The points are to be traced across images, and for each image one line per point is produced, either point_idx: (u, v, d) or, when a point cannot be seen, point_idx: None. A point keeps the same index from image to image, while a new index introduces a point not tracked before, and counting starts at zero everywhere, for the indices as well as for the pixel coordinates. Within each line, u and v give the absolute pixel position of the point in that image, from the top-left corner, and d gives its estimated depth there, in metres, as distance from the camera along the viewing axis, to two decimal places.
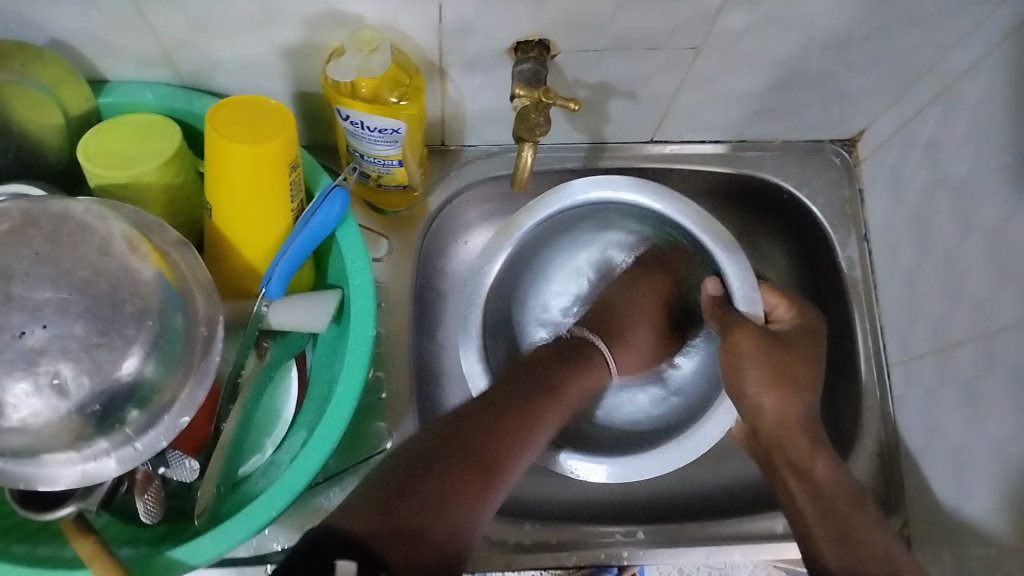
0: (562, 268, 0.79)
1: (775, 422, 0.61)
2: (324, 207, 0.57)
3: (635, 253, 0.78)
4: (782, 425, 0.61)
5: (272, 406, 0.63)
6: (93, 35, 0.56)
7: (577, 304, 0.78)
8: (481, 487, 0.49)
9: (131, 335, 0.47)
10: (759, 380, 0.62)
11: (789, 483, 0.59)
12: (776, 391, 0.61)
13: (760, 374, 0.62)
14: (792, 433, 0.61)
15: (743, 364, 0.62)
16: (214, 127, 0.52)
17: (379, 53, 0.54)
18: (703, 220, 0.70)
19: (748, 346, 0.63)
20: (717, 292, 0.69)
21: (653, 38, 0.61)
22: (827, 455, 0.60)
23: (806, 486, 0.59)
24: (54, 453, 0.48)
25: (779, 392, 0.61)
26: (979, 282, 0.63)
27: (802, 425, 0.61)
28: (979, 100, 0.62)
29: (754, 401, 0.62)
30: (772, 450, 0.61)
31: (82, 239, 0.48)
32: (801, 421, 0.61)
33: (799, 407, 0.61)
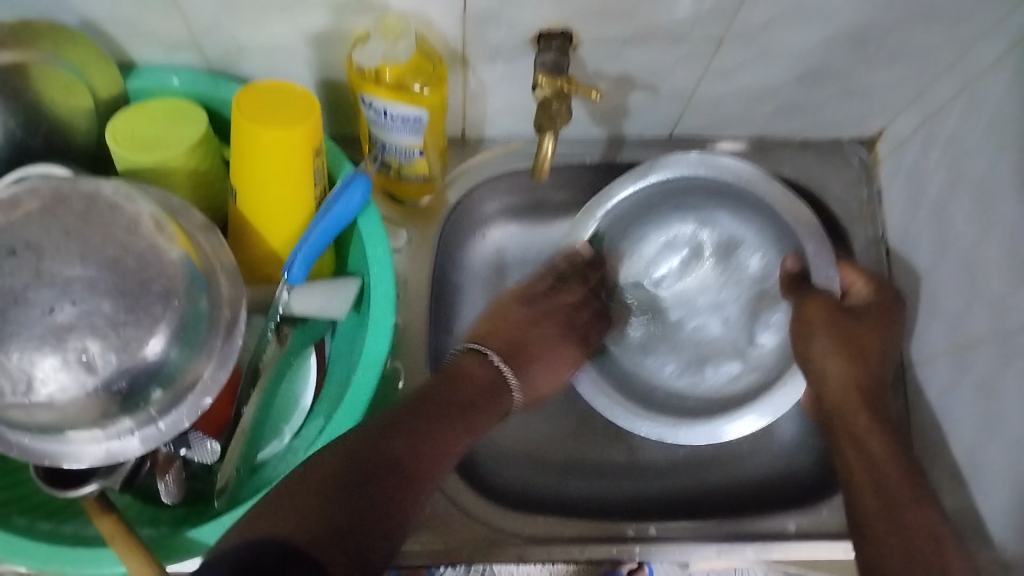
0: (654, 242, 0.77)
1: (838, 389, 0.63)
2: (347, 194, 0.58)
3: (726, 232, 0.75)
4: (845, 395, 0.62)
5: (291, 393, 0.64)
6: (124, 18, 0.57)
7: (670, 279, 0.77)
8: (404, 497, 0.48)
9: (157, 314, 0.48)
10: (834, 356, 0.63)
11: (846, 456, 0.60)
12: (842, 356, 0.63)
13: (828, 340, 0.64)
14: (853, 403, 0.62)
15: (817, 330, 0.64)
16: (241, 110, 0.53)
17: (404, 40, 0.55)
18: (787, 200, 0.68)
19: (817, 312, 0.65)
20: (795, 269, 0.69)
21: (675, 30, 0.61)
22: (885, 432, 0.61)
23: (863, 457, 0.59)
24: (79, 430, 0.49)
25: (843, 357, 0.63)
26: (996, 284, 0.63)
27: (864, 393, 0.62)
28: (998, 99, 0.63)
29: (818, 367, 0.64)
30: (833, 418, 0.62)
31: (111, 218, 0.49)
32: (864, 389, 0.63)
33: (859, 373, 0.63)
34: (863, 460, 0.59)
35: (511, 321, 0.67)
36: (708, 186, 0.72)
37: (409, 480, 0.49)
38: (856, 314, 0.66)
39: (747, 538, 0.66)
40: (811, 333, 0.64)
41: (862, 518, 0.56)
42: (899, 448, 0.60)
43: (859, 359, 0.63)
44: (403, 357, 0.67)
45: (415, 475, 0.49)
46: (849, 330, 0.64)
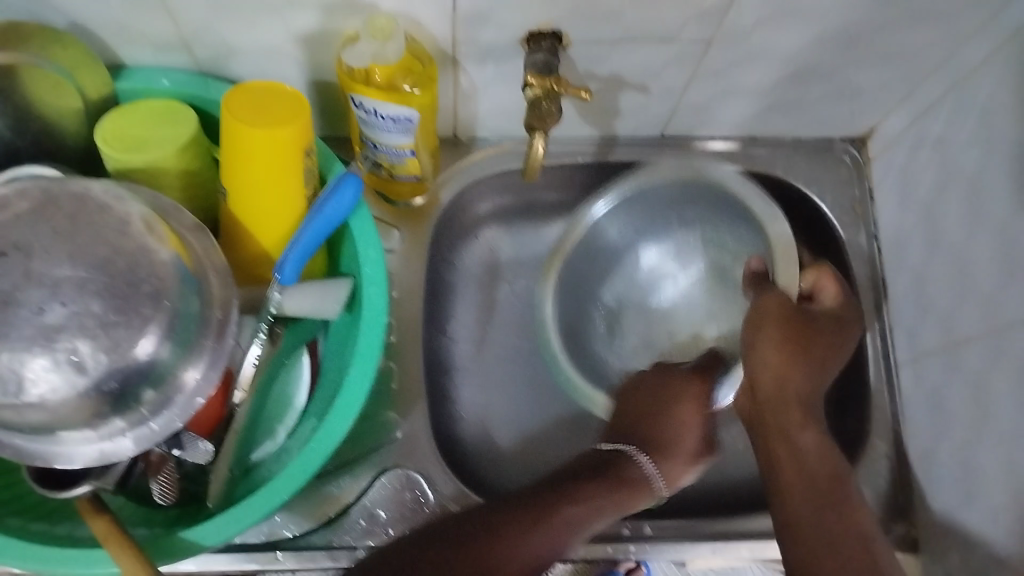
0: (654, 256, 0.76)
1: (774, 389, 0.61)
2: (338, 193, 0.58)
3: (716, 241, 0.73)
4: (781, 391, 0.61)
5: (284, 394, 0.63)
6: (115, 20, 0.57)
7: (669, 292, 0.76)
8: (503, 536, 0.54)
9: (148, 314, 0.48)
10: (784, 360, 0.62)
11: (779, 455, 0.60)
12: (784, 357, 0.62)
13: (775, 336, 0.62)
14: (787, 403, 0.61)
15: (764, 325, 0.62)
16: (231, 111, 0.53)
17: (393, 41, 0.55)
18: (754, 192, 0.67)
19: (772, 310, 0.62)
20: (758, 268, 0.65)
21: (665, 31, 0.61)
22: (818, 431, 0.61)
23: (796, 467, 0.59)
24: (70, 431, 0.48)
25: (786, 357, 0.62)
26: (986, 279, 0.63)
27: (799, 397, 0.62)
28: (987, 96, 0.63)
29: (758, 363, 0.62)
30: (765, 417, 0.62)
31: (101, 219, 0.49)
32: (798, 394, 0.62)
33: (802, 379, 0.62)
34: (796, 463, 0.59)
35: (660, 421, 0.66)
36: (695, 193, 0.71)
37: (492, 533, 0.54)
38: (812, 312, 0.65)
39: (742, 536, 0.66)
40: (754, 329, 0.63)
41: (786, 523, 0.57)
42: (829, 444, 0.61)
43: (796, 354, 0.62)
44: (397, 358, 0.67)
45: (499, 532, 0.54)
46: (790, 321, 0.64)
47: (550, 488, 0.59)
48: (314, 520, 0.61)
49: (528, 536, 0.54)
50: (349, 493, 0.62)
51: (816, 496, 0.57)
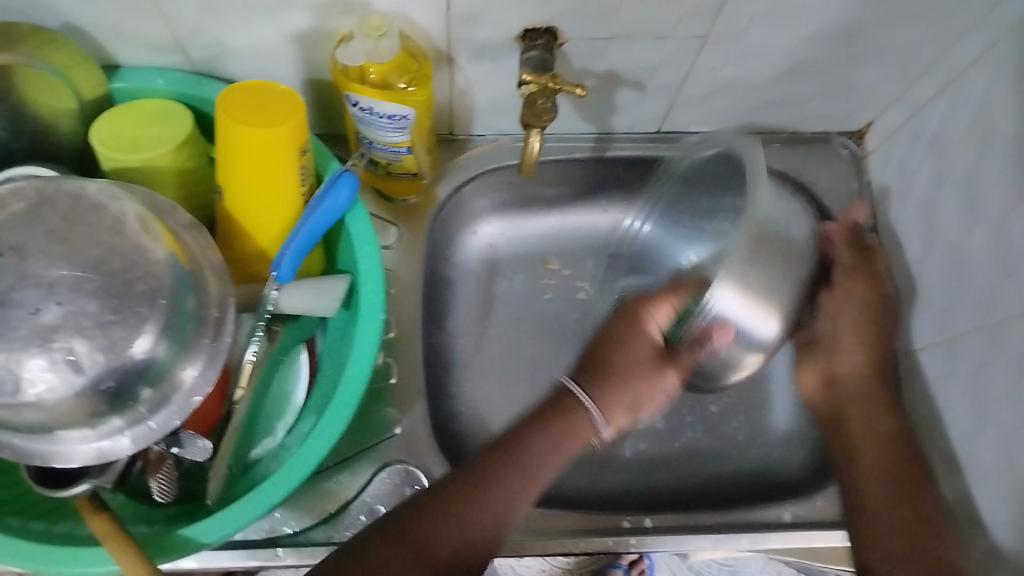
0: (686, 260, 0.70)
1: (859, 375, 0.67)
2: (333, 193, 0.58)
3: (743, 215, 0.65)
4: (860, 378, 0.67)
5: (282, 392, 0.64)
6: (110, 22, 0.57)
7: None
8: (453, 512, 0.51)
9: (144, 313, 0.48)
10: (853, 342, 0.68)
11: (852, 436, 0.65)
12: (863, 346, 0.68)
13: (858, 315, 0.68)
14: (866, 390, 0.67)
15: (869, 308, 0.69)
16: (226, 110, 0.53)
17: (388, 38, 0.55)
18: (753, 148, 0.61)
19: (862, 294, 0.69)
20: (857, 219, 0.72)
21: (659, 27, 0.61)
22: (896, 419, 0.65)
23: (870, 440, 0.64)
24: (68, 430, 0.49)
25: (865, 346, 0.68)
26: (984, 272, 0.63)
27: (875, 384, 0.67)
28: (985, 89, 0.63)
29: (844, 346, 0.68)
30: (845, 405, 0.67)
31: (97, 219, 0.49)
32: (868, 381, 0.67)
33: (862, 365, 0.68)
34: (877, 445, 0.63)
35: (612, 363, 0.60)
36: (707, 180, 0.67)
37: (445, 508, 0.52)
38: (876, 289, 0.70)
39: (743, 528, 0.66)
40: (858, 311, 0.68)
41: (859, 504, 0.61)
42: (907, 432, 0.65)
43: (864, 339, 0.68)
44: (394, 353, 0.68)
45: (452, 505, 0.52)
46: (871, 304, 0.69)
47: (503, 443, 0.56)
48: (314, 516, 0.61)
49: (477, 511, 0.52)
50: (348, 489, 0.63)
51: (894, 477, 0.61)
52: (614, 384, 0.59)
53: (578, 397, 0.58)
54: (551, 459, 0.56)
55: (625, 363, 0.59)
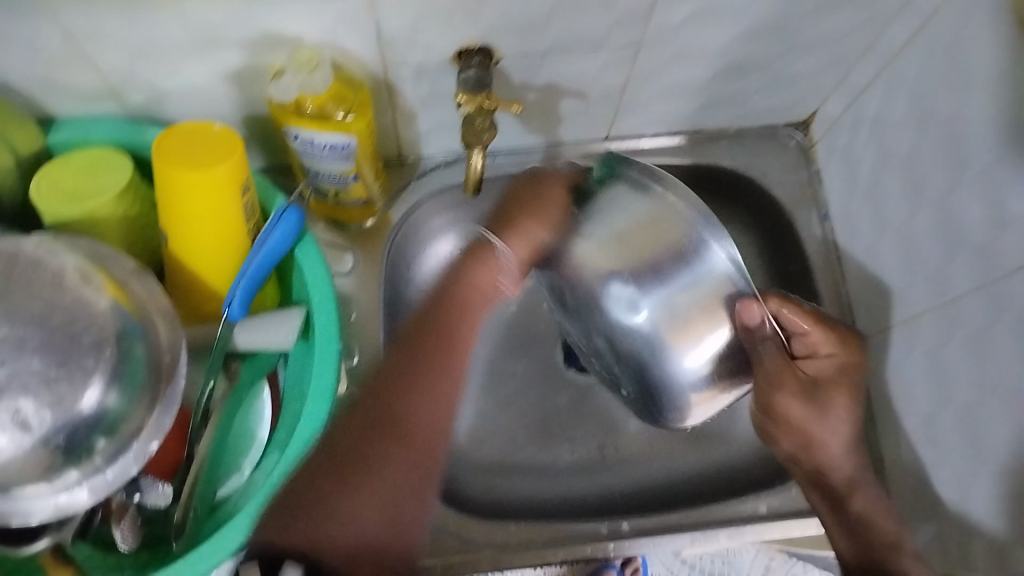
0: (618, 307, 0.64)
1: (843, 462, 0.65)
2: (280, 226, 0.58)
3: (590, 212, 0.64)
4: (843, 463, 0.65)
5: (245, 427, 0.64)
6: (38, 75, 0.56)
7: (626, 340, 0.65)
8: (358, 472, 0.52)
9: (90, 366, 0.48)
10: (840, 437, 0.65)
11: (824, 515, 0.64)
12: (845, 431, 0.65)
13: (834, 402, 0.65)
14: (846, 470, 0.65)
15: (844, 381, 0.66)
16: (163, 155, 0.53)
17: (320, 70, 0.54)
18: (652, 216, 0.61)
19: (790, 381, 0.64)
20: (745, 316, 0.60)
21: (591, 37, 0.61)
22: (870, 491, 0.65)
23: (838, 519, 0.64)
24: (25, 487, 0.48)
25: (847, 434, 0.65)
26: (934, 256, 0.63)
27: (856, 463, 0.65)
28: (922, 73, 0.63)
29: (785, 423, 0.65)
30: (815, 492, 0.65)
31: (34, 276, 0.49)
32: (852, 472, 0.65)
33: (851, 463, 0.65)
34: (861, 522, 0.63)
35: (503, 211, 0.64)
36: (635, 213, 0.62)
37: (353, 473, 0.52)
38: (823, 399, 0.65)
39: (720, 524, 0.67)
40: (820, 393, 0.65)
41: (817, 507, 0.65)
42: (880, 502, 0.64)
43: (847, 427, 0.66)
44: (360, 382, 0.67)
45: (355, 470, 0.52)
46: (841, 381, 0.66)
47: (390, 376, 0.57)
48: None
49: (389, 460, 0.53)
50: None
51: (866, 531, 0.62)
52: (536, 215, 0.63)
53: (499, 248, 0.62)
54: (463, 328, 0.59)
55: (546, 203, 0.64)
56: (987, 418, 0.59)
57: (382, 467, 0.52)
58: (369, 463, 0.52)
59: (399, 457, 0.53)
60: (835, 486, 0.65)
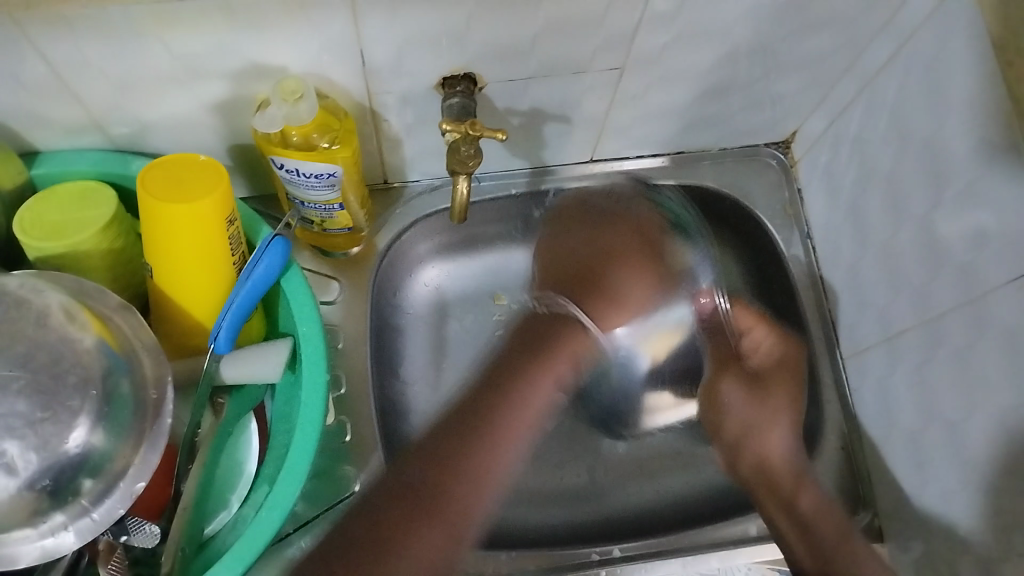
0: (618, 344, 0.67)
1: (754, 467, 0.68)
2: (266, 258, 0.57)
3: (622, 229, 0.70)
4: (773, 464, 0.67)
5: (234, 460, 0.63)
6: (20, 107, 0.56)
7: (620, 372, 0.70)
8: (421, 521, 0.52)
9: (76, 406, 0.47)
10: (773, 432, 0.68)
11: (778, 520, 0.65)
12: (784, 437, 0.68)
13: (740, 396, 0.70)
14: (781, 475, 0.66)
15: (770, 382, 0.70)
16: (146, 189, 0.52)
17: (305, 100, 0.54)
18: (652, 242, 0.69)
19: (727, 382, 0.70)
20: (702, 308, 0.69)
21: (576, 63, 0.62)
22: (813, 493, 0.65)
23: (793, 523, 0.64)
24: (11, 532, 0.47)
25: (785, 436, 0.68)
26: (916, 273, 0.64)
27: (789, 469, 0.66)
28: (900, 93, 0.64)
29: (734, 422, 0.70)
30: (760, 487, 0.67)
31: (17, 313, 0.48)
32: (795, 466, 0.66)
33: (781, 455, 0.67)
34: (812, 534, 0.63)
35: (569, 254, 0.69)
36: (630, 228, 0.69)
37: (419, 511, 0.52)
38: (763, 393, 0.69)
39: (711, 547, 0.66)
40: (730, 375, 0.70)
41: (765, 505, 0.66)
42: (827, 503, 0.65)
43: (783, 419, 0.68)
44: (348, 412, 0.66)
45: (416, 514, 0.52)
46: (767, 381, 0.70)
47: (464, 423, 0.57)
48: None
49: (441, 516, 0.53)
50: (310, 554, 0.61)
51: (819, 533, 0.63)
52: (630, 269, 0.67)
53: (576, 314, 0.65)
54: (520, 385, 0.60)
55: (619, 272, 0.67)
56: (970, 433, 0.59)
57: (438, 523, 0.52)
58: (416, 526, 0.52)
59: (438, 525, 0.52)
60: (776, 479, 0.66)
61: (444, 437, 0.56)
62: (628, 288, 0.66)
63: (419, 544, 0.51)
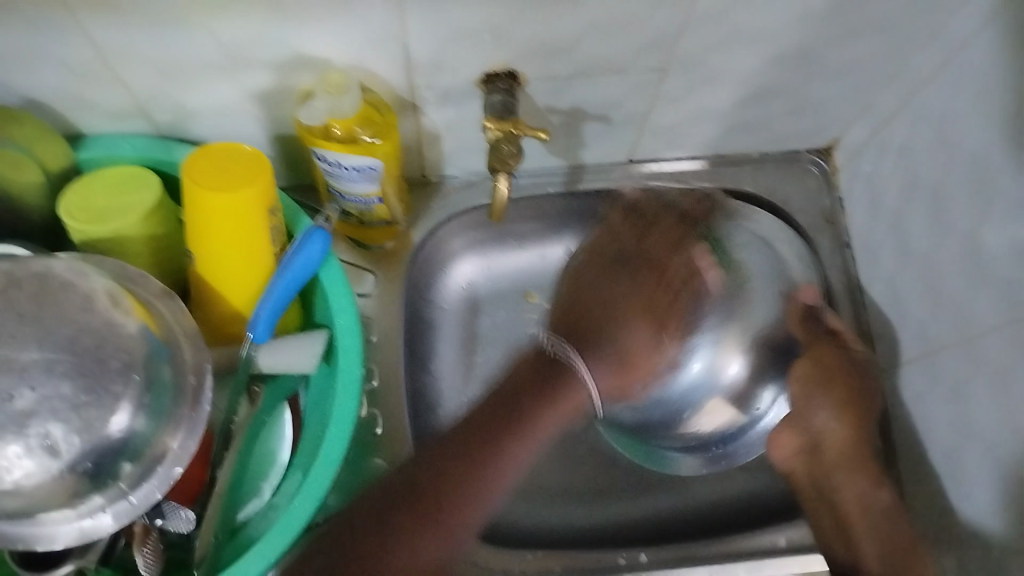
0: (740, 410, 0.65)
1: (837, 452, 0.63)
2: (305, 249, 0.58)
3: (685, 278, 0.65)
4: (842, 451, 0.63)
5: (266, 450, 0.63)
6: (69, 93, 0.56)
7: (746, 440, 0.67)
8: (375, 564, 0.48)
9: (118, 391, 0.48)
10: (844, 473, 0.62)
11: (823, 521, 0.62)
12: (845, 418, 0.63)
13: (829, 402, 0.63)
14: (849, 461, 0.62)
15: (833, 380, 0.64)
16: (192, 178, 0.53)
17: (348, 94, 0.55)
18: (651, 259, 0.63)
19: (831, 360, 0.64)
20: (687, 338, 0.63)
21: (618, 63, 0.61)
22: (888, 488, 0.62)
23: (867, 523, 0.60)
24: (50, 512, 0.48)
25: (849, 420, 0.63)
26: (957, 284, 0.64)
27: (862, 456, 0.63)
28: (948, 100, 0.63)
29: (820, 427, 0.63)
30: (824, 477, 0.62)
31: (64, 297, 0.49)
32: (852, 447, 0.63)
33: (850, 433, 0.63)
34: (871, 531, 0.60)
35: (602, 289, 0.62)
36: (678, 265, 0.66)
37: (370, 551, 0.48)
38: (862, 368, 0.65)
39: (740, 557, 0.65)
40: (821, 389, 0.64)
41: (851, 529, 0.60)
42: (900, 506, 0.62)
43: (857, 412, 0.64)
44: (381, 405, 0.66)
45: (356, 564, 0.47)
46: (831, 381, 0.64)
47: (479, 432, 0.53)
48: None
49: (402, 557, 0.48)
50: None
51: (893, 534, 0.60)
52: (631, 301, 0.61)
53: (572, 361, 0.58)
54: (554, 394, 0.56)
55: (617, 280, 0.62)
56: (1010, 448, 0.58)
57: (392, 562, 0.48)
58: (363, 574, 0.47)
59: (407, 556, 0.48)
60: (816, 476, 0.63)
61: (439, 460, 0.52)
62: (638, 352, 0.60)
63: (424, 547, 0.49)
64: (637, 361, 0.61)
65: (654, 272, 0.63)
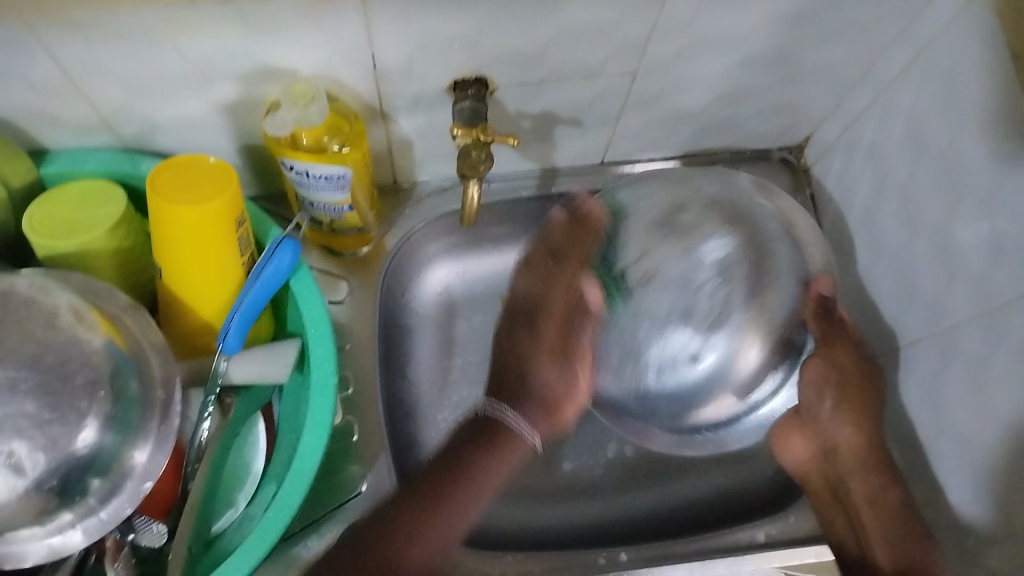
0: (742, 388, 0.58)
1: (850, 455, 0.63)
2: (276, 258, 0.57)
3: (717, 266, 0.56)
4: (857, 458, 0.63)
5: (240, 461, 0.63)
6: (31, 108, 0.56)
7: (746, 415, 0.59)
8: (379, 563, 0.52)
9: (84, 407, 0.47)
10: (860, 476, 0.63)
11: (839, 521, 0.64)
12: (852, 425, 0.63)
13: (842, 412, 0.62)
14: (863, 466, 0.63)
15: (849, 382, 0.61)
16: (157, 191, 0.52)
17: (316, 103, 0.54)
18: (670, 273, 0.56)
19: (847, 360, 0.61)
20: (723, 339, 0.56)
21: (587, 67, 0.61)
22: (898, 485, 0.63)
23: (879, 521, 0.62)
24: (18, 531, 0.47)
25: (854, 425, 0.63)
26: (928, 283, 0.64)
27: (875, 457, 0.63)
28: (915, 102, 0.64)
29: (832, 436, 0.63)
30: (840, 482, 0.64)
31: (27, 314, 0.48)
32: (862, 447, 0.63)
33: (857, 436, 0.63)
34: (888, 526, 0.61)
35: (517, 345, 0.63)
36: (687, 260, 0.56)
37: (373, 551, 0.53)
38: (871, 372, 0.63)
39: (718, 554, 0.65)
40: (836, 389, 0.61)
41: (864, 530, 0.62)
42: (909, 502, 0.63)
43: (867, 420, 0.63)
44: (355, 411, 0.66)
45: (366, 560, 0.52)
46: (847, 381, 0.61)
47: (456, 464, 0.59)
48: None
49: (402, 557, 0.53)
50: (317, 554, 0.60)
51: (906, 528, 0.61)
52: (546, 348, 0.61)
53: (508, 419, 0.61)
54: (496, 452, 0.60)
55: (526, 329, 0.62)
56: (985, 445, 0.59)
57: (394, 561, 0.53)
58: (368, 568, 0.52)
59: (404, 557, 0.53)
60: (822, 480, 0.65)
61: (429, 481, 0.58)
62: (561, 396, 0.61)
63: (420, 545, 0.54)
64: (563, 406, 0.61)
65: (575, 307, 0.60)
